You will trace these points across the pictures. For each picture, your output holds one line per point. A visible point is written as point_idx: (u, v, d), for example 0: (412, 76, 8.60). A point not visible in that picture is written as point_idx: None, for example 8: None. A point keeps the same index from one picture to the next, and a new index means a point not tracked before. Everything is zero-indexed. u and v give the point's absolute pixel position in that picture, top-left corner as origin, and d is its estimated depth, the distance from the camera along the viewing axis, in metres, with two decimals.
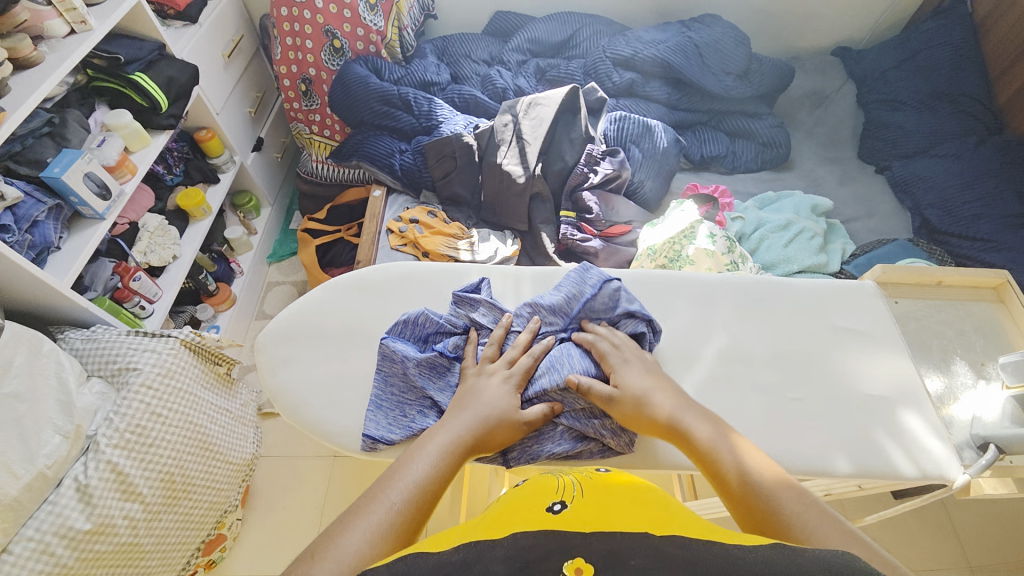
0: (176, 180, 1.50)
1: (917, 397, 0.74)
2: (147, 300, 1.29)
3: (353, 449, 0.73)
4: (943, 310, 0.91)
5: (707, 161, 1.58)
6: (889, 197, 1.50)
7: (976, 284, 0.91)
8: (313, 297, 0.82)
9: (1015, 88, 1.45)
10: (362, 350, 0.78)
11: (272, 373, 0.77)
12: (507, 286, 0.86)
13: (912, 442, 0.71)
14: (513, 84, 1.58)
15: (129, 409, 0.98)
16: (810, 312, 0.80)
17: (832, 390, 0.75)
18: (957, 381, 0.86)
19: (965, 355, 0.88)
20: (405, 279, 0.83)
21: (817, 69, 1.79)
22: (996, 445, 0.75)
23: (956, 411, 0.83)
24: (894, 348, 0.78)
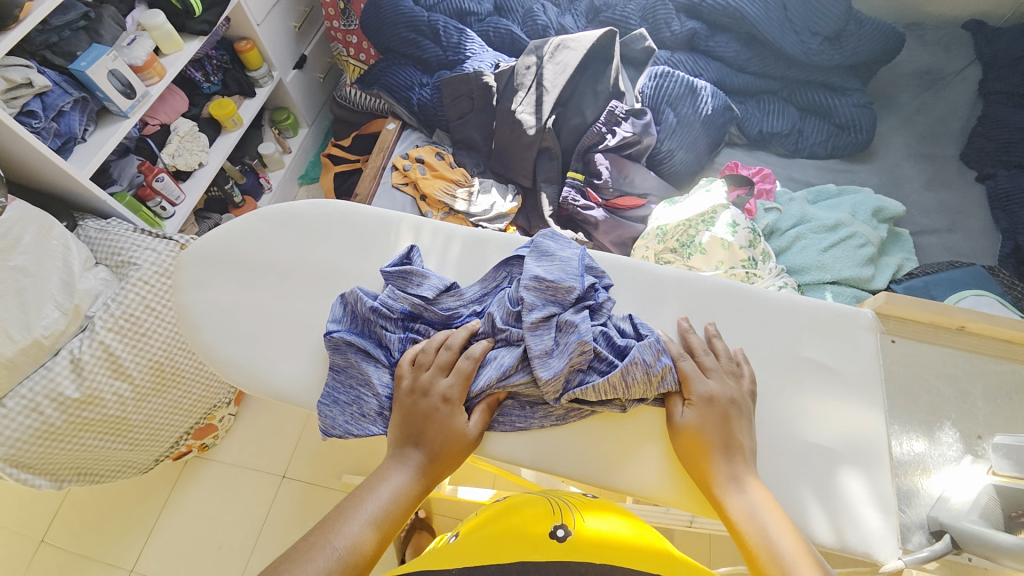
0: (213, 89, 1.54)
1: (870, 459, 0.63)
2: (169, 202, 1.37)
3: (234, 380, 0.71)
4: (951, 362, 0.68)
5: (764, 138, 1.36)
6: (982, 212, 1.23)
7: (1011, 337, 0.69)
8: (241, 222, 0.78)
9: None
10: (270, 284, 0.74)
11: (183, 292, 0.75)
12: (434, 245, 0.77)
13: (844, 511, 0.61)
14: (557, 22, 1.42)
15: (125, 299, 1.07)
16: (776, 331, 0.69)
17: (771, 430, 0.64)
18: (935, 453, 0.65)
19: (957, 422, 0.66)
20: (340, 218, 0.77)
21: (939, 42, 1.45)
22: (953, 536, 0.58)
23: (927, 484, 0.64)
24: (872, 400, 0.66)
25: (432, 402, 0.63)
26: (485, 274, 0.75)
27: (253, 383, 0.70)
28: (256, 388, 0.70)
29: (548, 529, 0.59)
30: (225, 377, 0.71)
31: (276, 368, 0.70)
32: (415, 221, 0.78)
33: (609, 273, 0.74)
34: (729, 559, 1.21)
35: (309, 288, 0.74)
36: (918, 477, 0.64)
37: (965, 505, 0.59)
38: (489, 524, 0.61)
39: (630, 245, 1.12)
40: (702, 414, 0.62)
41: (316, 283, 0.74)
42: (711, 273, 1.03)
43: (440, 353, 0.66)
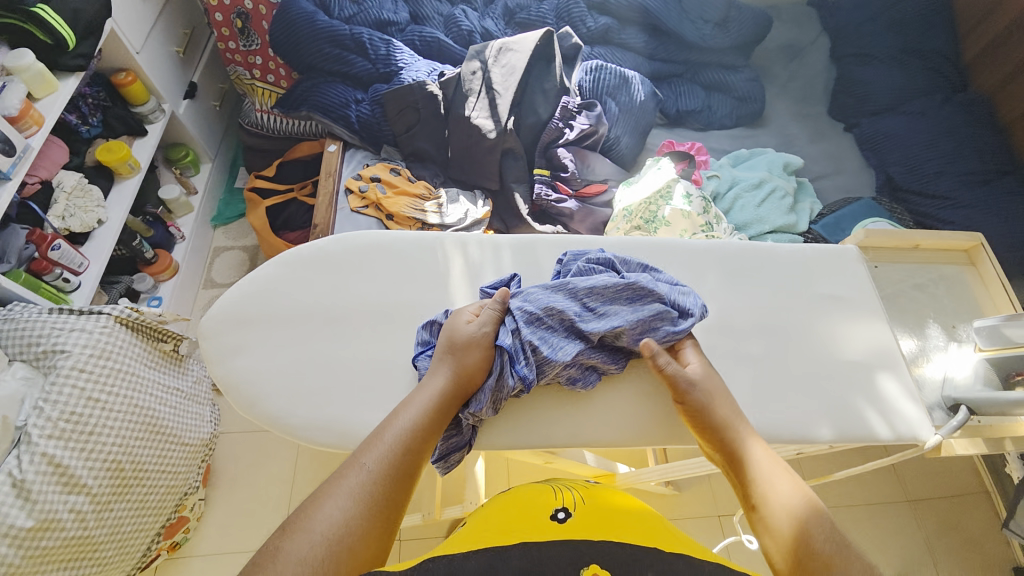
0: (95, 132, 1.31)
1: (894, 361, 0.74)
2: (72, 272, 1.16)
3: (322, 443, 0.65)
4: (918, 274, 0.85)
5: (683, 116, 1.52)
6: (856, 155, 1.51)
7: (949, 247, 0.85)
8: (264, 274, 0.72)
9: (984, 44, 1.47)
10: (323, 334, 0.69)
11: (219, 363, 0.68)
12: (485, 258, 0.75)
13: (888, 407, 0.71)
14: (480, 25, 1.44)
15: (60, 396, 0.90)
16: (795, 276, 0.78)
17: (818, 355, 0.73)
18: (929, 344, 0.80)
19: (936, 317, 0.82)
20: (380, 251, 0.74)
21: (793, 20, 1.74)
22: (967, 406, 0.71)
23: (929, 371, 0.78)
24: (875, 314, 0.77)
25: (460, 328, 0.66)
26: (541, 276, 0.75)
27: (345, 440, 0.65)
28: (349, 443, 0.64)
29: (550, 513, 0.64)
30: (312, 443, 0.65)
31: (346, 421, 0.65)
32: (459, 238, 0.76)
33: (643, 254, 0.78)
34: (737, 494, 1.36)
35: (366, 329, 0.69)
36: (921, 367, 0.78)
37: (969, 380, 0.74)
38: (503, 516, 0.65)
39: (603, 229, 1.20)
40: (701, 376, 0.67)
41: (374, 322, 0.70)
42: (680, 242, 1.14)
43: (464, 311, 0.68)
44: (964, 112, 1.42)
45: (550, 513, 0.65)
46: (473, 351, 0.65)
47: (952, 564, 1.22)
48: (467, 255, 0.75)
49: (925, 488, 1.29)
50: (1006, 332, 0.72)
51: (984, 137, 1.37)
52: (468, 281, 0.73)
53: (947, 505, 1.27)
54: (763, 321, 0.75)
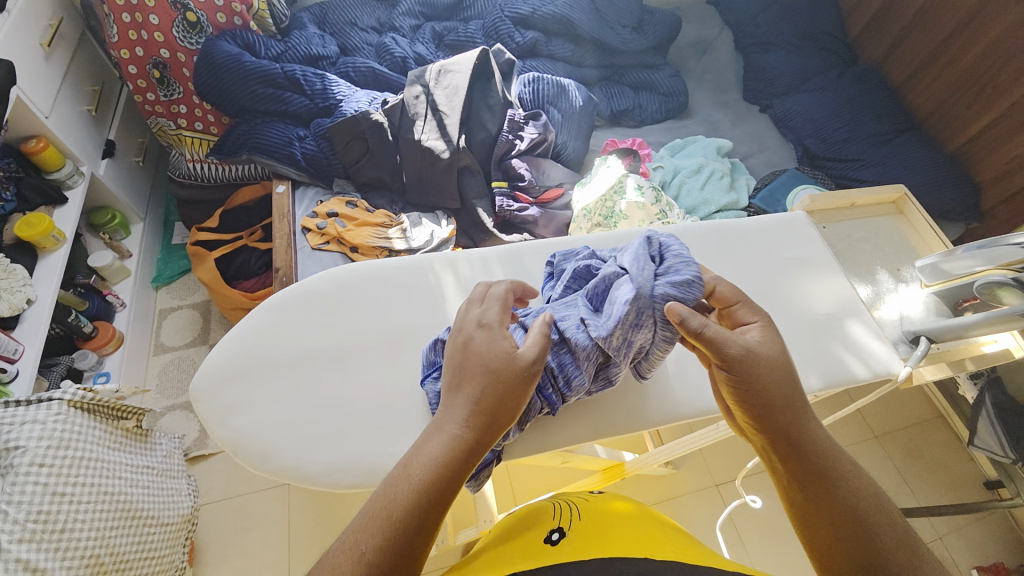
0: (8, 207, 1.19)
1: (856, 307, 0.81)
2: (5, 360, 1.03)
3: (347, 485, 0.62)
4: (861, 228, 0.95)
5: (617, 116, 1.61)
6: (775, 132, 1.66)
7: (880, 200, 0.97)
8: (252, 323, 0.70)
9: (862, 24, 1.67)
10: (327, 375, 0.67)
11: (220, 424, 0.65)
12: (475, 272, 0.76)
13: (861, 349, 0.77)
14: (412, 51, 1.45)
15: (23, 496, 0.79)
16: (759, 246, 0.84)
17: (793, 314, 0.79)
18: (881, 288, 0.89)
19: (882, 264, 0.91)
20: (370, 281, 0.74)
21: (697, 18, 1.90)
22: (927, 336, 0.79)
23: (883, 312, 0.87)
24: (831, 269, 0.84)
25: (484, 344, 0.56)
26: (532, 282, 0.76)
27: (373, 478, 0.62)
28: (378, 481, 0.62)
29: (544, 536, 0.60)
30: (335, 488, 0.62)
31: (365, 459, 0.63)
32: (446, 257, 0.77)
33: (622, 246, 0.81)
34: (731, 463, 1.42)
35: (369, 362, 0.68)
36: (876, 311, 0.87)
37: (923, 314, 0.82)
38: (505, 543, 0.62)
39: (567, 230, 1.24)
40: (760, 344, 0.56)
41: (378, 353, 0.69)
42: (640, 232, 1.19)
43: (483, 315, 0.60)
44: (857, 84, 1.60)
45: (545, 535, 0.60)
46: (511, 375, 0.54)
47: (923, 486, 1.34)
48: (457, 272, 0.75)
49: (888, 422, 1.42)
50: (944, 267, 0.80)
51: (878, 103, 1.56)
52: (464, 297, 0.73)
53: (909, 435, 1.40)
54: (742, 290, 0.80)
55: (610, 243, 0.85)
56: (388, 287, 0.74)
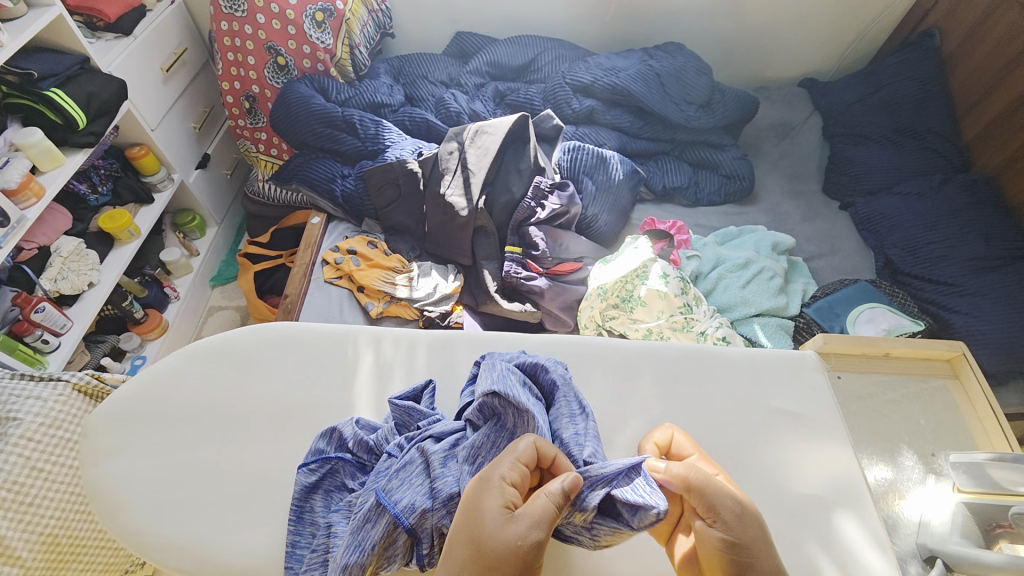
0: (103, 201, 1.40)
1: (855, 497, 0.68)
2: (53, 333, 1.18)
3: (176, 568, 0.61)
4: (892, 386, 0.83)
5: (669, 192, 1.51)
6: (853, 234, 1.46)
7: (928, 356, 0.84)
8: (167, 366, 0.72)
9: (978, 128, 1.44)
10: (213, 440, 0.68)
11: (95, 466, 0.66)
12: (398, 355, 0.74)
13: (848, 553, 0.64)
14: (469, 107, 1.50)
15: (5, 464, 0.89)
16: (743, 382, 0.75)
17: (764, 482, 0.68)
18: (902, 475, 0.78)
19: (911, 444, 0.80)
20: (290, 344, 0.74)
21: (783, 100, 1.77)
22: (943, 562, 0.68)
23: (904, 510, 0.76)
24: (829, 431, 0.72)
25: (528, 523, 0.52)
26: (457, 378, 0.72)
27: (200, 567, 0.61)
28: (206, 571, 0.60)
29: None
30: (162, 567, 0.62)
31: (248, 520, 0.63)
32: (375, 333, 0.76)
33: (571, 359, 0.75)
34: None
35: (264, 431, 0.68)
36: (896, 503, 0.76)
37: (946, 527, 0.70)
38: None
39: (577, 306, 1.16)
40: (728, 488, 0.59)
41: (270, 425, 0.69)
42: (653, 324, 1.07)
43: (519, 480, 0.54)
44: (965, 194, 1.35)
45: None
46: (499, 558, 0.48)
47: None
48: (380, 352, 0.74)
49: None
50: (989, 471, 0.71)
51: (989, 220, 1.29)
52: (377, 381, 0.72)
53: None
54: (701, 430, 0.71)
55: (563, 348, 0.78)
56: (305, 357, 0.74)
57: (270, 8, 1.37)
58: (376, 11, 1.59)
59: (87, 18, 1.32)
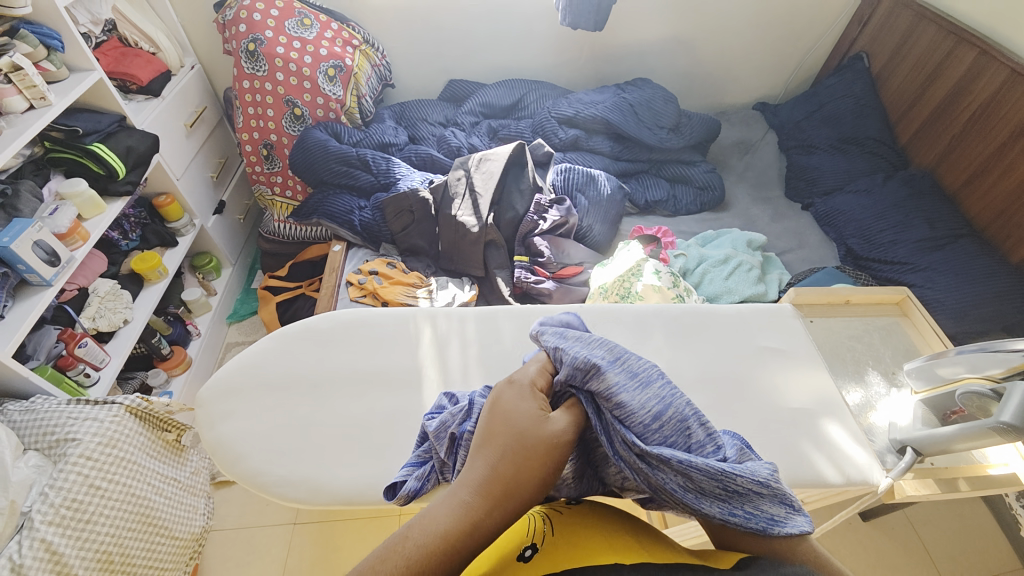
0: (132, 246, 1.49)
1: (836, 408, 0.81)
2: (92, 368, 1.26)
3: (292, 499, 0.70)
4: (854, 326, 0.96)
5: (652, 205, 1.69)
6: (816, 230, 1.65)
7: (880, 300, 0.99)
8: (259, 348, 0.81)
9: (912, 131, 1.67)
10: (299, 405, 0.76)
11: (209, 428, 0.74)
12: (452, 330, 0.85)
13: (835, 451, 0.76)
14: (467, 142, 1.68)
15: (66, 482, 0.95)
16: (737, 337, 0.88)
17: (761, 409, 0.81)
18: (872, 392, 0.88)
19: (876, 366, 0.91)
20: (357, 327, 0.84)
21: (741, 121, 2.01)
22: (913, 448, 0.77)
23: (875, 419, 0.85)
24: (812, 369, 0.85)
25: (505, 412, 0.53)
26: (503, 345, 0.84)
27: (313, 496, 0.69)
28: (319, 499, 0.69)
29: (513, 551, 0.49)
30: (283, 500, 0.70)
31: (343, 466, 0.71)
32: (429, 312, 0.87)
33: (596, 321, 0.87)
34: None
35: (343, 397, 0.78)
36: (869, 415, 0.85)
37: (909, 422, 0.80)
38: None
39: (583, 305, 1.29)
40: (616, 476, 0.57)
41: (349, 390, 0.78)
42: None
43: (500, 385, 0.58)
44: (906, 187, 1.55)
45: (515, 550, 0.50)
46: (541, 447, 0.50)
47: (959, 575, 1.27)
48: (436, 328, 0.85)
49: (950, 554, 1.30)
50: (935, 370, 0.78)
51: (929, 207, 1.49)
52: (437, 349, 0.83)
53: None
54: (713, 377, 0.83)
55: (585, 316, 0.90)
56: (373, 335, 0.84)
57: (288, 66, 1.54)
58: (378, 65, 1.79)
59: (122, 83, 1.46)
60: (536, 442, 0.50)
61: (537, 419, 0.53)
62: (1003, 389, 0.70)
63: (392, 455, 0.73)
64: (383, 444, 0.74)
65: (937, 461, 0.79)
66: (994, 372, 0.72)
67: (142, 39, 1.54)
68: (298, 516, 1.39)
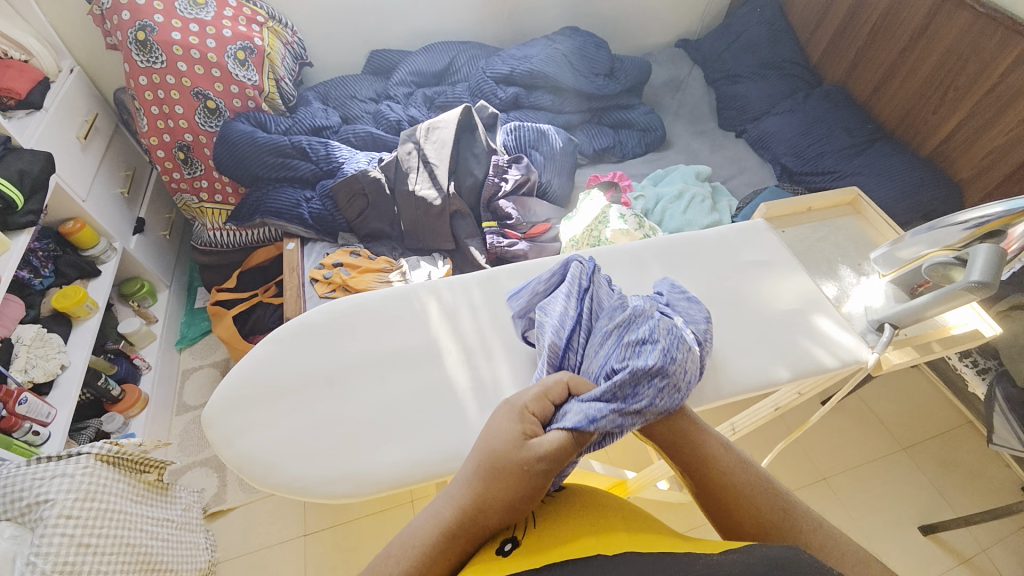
0: (47, 283, 1.31)
1: (821, 303, 0.91)
2: (39, 424, 1.12)
3: (338, 496, 0.68)
4: (820, 229, 1.06)
5: (601, 153, 1.71)
6: (753, 154, 1.75)
7: (836, 203, 1.09)
8: (257, 353, 0.78)
9: (822, 48, 1.79)
10: (320, 398, 0.74)
11: (229, 445, 0.70)
12: (457, 299, 0.85)
13: (828, 341, 0.87)
14: (406, 114, 1.59)
15: (51, 547, 0.85)
16: (718, 252, 0.97)
17: (758, 308, 0.90)
18: (845, 283, 0.98)
19: (845, 261, 1.01)
20: (357, 313, 0.82)
21: (668, 60, 2.06)
22: (890, 323, 0.87)
23: (851, 307, 0.95)
24: (793, 269, 0.96)
25: (498, 439, 0.56)
26: (510, 301, 0.85)
27: (361, 487, 0.68)
28: (367, 487, 0.68)
29: (495, 547, 0.52)
30: (329, 497, 0.68)
31: (384, 450, 0.70)
32: (430, 284, 0.86)
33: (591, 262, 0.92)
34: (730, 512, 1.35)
35: (361, 384, 0.76)
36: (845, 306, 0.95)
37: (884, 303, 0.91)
38: None
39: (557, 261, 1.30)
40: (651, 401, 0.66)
41: (367, 376, 0.76)
42: None
43: (501, 426, 0.58)
44: (825, 102, 1.68)
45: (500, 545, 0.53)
46: (519, 479, 0.53)
47: (956, 496, 1.37)
48: (439, 299, 0.85)
49: (899, 423, 1.50)
50: (897, 254, 0.90)
51: (847, 118, 1.62)
52: (447, 321, 0.82)
53: (934, 442, 1.46)
54: (701, 299, 0.90)
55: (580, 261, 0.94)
56: (380, 317, 0.82)
57: (190, 53, 1.37)
58: (291, 43, 1.64)
59: None
60: (515, 468, 0.53)
61: (515, 442, 0.55)
62: (965, 255, 0.78)
63: (429, 429, 0.72)
64: (416, 422, 0.73)
65: (909, 332, 0.90)
66: (952, 242, 0.81)
67: (11, 47, 1.32)
68: (307, 528, 1.35)
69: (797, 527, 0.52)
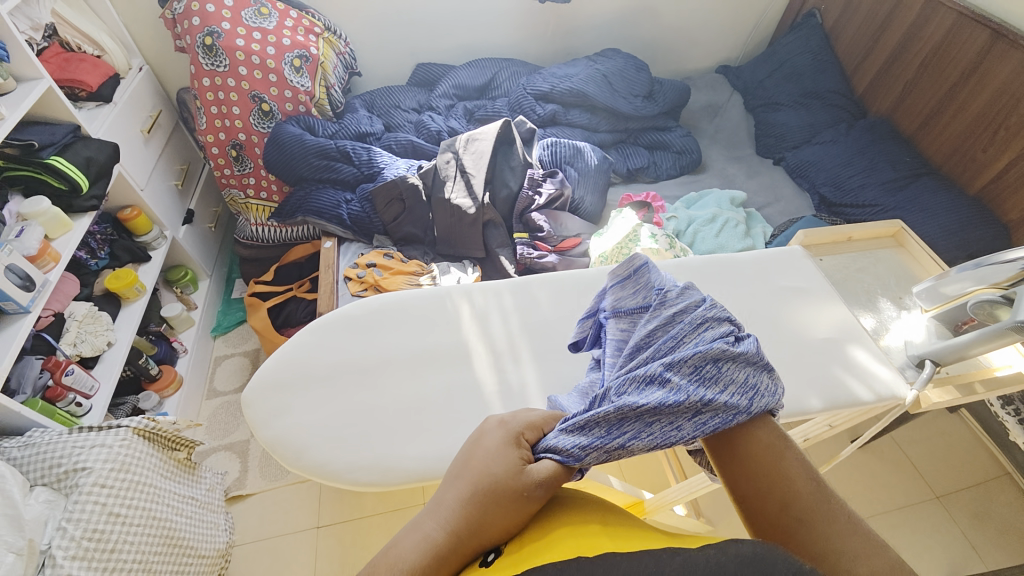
0: (102, 264, 1.39)
1: (858, 334, 0.89)
2: (83, 396, 1.19)
3: (364, 484, 0.70)
4: (859, 260, 1.04)
5: (635, 173, 1.72)
6: (790, 183, 1.73)
7: (878, 235, 1.07)
8: (296, 342, 0.81)
9: (868, 80, 1.77)
10: (354, 387, 0.77)
11: (265, 426, 0.73)
12: (488, 303, 0.87)
13: (863, 372, 0.85)
14: (446, 125, 1.65)
15: (83, 514, 0.90)
16: (752, 275, 0.96)
17: (792, 335, 0.89)
18: (884, 316, 0.95)
19: (885, 294, 0.99)
20: (392, 310, 0.85)
21: (707, 85, 2.06)
22: (931, 360, 0.84)
23: (890, 341, 0.92)
24: (830, 298, 0.94)
25: (494, 458, 0.50)
26: (541, 310, 0.86)
27: (386, 477, 0.70)
28: (392, 478, 0.70)
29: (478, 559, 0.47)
30: (354, 485, 0.70)
31: (411, 444, 0.72)
32: (465, 288, 0.88)
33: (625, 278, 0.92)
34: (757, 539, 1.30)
35: (393, 378, 0.78)
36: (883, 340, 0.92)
37: (925, 338, 0.88)
38: None
39: None
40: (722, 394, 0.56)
41: (399, 372, 0.79)
42: None
43: (492, 440, 0.53)
44: (868, 134, 1.65)
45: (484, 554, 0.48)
46: (514, 506, 0.48)
47: (995, 552, 1.29)
48: (472, 302, 0.87)
49: (935, 470, 1.42)
50: (942, 289, 0.86)
51: (891, 151, 1.59)
52: (478, 324, 0.84)
53: (972, 493, 1.38)
54: None
55: None
56: (414, 316, 0.85)
57: (251, 59, 1.46)
58: (343, 53, 1.72)
59: (70, 90, 1.35)
60: (510, 491, 0.48)
61: (513, 467, 0.50)
62: (1014, 294, 0.75)
63: (454, 428, 0.74)
64: (440, 420, 0.74)
65: (952, 370, 0.86)
66: (999, 280, 0.78)
67: (84, 41, 1.43)
68: (320, 522, 1.37)
69: (851, 552, 0.42)
